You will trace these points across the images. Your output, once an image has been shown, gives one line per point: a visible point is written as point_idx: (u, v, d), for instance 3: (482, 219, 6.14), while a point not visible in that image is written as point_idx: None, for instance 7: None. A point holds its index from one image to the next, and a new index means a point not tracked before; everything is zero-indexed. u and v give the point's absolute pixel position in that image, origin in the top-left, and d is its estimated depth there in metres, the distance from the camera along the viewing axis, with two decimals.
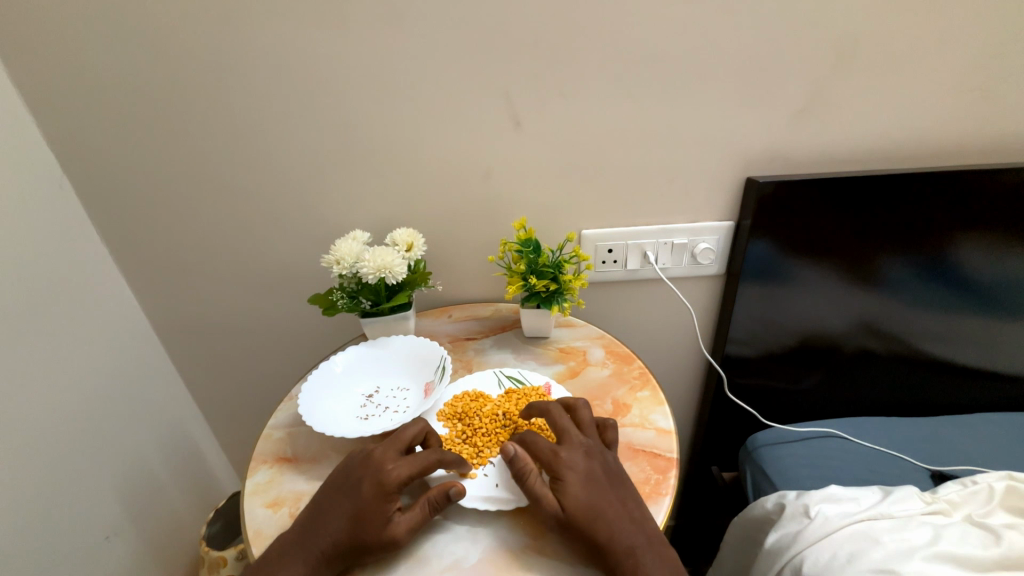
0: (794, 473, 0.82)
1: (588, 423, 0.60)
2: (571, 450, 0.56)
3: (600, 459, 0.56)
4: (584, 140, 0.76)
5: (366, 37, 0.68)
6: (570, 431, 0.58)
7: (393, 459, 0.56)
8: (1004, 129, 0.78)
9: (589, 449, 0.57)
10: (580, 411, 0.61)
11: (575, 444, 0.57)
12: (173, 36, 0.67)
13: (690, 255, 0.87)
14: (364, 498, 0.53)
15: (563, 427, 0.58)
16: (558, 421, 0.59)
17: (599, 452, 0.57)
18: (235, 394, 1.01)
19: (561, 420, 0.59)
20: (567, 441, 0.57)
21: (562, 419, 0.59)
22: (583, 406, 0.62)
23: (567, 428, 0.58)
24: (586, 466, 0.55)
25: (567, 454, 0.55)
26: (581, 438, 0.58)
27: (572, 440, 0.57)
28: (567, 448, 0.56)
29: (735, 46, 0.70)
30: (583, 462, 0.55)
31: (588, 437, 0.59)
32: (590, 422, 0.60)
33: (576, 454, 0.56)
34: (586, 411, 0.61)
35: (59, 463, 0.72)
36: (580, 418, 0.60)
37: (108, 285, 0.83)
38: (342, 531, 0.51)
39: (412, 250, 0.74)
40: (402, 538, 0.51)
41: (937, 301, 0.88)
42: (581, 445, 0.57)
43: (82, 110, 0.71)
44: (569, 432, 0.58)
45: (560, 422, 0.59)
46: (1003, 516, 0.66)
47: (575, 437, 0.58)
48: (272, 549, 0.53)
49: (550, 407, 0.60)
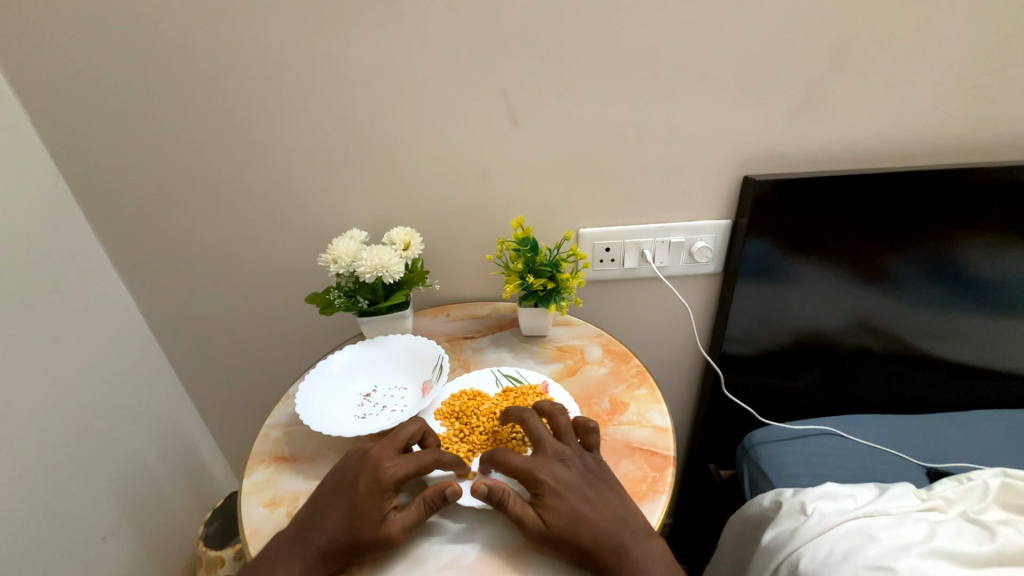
0: (791, 470, 0.82)
1: (565, 431, 0.60)
2: (547, 461, 0.56)
3: (579, 466, 0.56)
4: (583, 139, 0.76)
5: (365, 35, 0.68)
6: (545, 441, 0.57)
7: (390, 457, 0.56)
8: (1000, 128, 0.79)
9: (566, 458, 0.56)
10: (557, 419, 0.61)
11: (550, 453, 0.57)
12: (170, 36, 0.67)
13: (688, 253, 0.88)
14: (360, 497, 0.53)
15: (537, 437, 0.58)
16: (533, 432, 0.58)
17: (578, 458, 0.57)
18: (233, 394, 1.01)
19: (535, 429, 0.59)
20: (541, 451, 0.57)
21: (536, 429, 0.59)
22: (559, 413, 0.62)
23: (541, 437, 0.58)
24: (564, 475, 0.55)
25: (541, 466, 0.55)
26: (556, 446, 0.57)
27: (547, 451, 0.57)
28: (543, 459, 0.56)
29: (732, 46, 0.70)
30: (561, 471, 0.55)
31: (565, 444, 0.58)
32: (567, 429, 0.60)
33: (552, 464, 0.55)
34: (563, 418, 0.61)
35: (57, 464, 0.72)
36: (558, 425, 0.60)
37: (104, 284, 0.82)
38: (337, 530, 0.51)
39: (409, 249, 0.73)
40: (397, 537, 0.51)
41: (933, 299, 0.89)
42: (556, 453, 0.57)
43: (79, 110, 0.71)
44: (543, 442, 0.57)
45: (534, 432, 0.58)
46: (997, 513, 0.67)
47: (550, 445, 0.57)
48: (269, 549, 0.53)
49: (525, 415, 0.60)
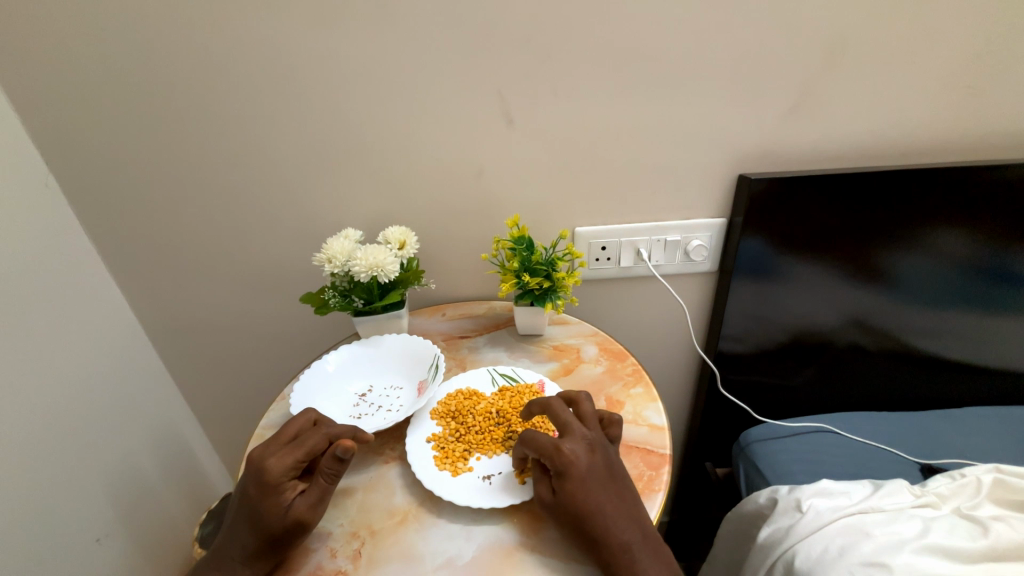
0: (787, 468, 0.83)
1: (591, 416, 0.59)
2: (573, 442, 0.55)
3: (603, 455, 0.55)
4: (577, 138, 0.76)
5: (358, 34, 0.67)
6: (572, 424, 0.57)
7: (272, 453, 0.54)
8: (990, 128, 0.79)
9: (591, 443, 0.56)
10: (582, 405, 0.60)
11: (577, 436, 0.56)
12: (161, 33, 0.66)
13: (684, 252, 0.88)
14: (254, 499, 0.52)
15: (564, 421, 0.57)
16: (560, 416, 0.58)
17: (603, 447, 0.56)
18: (228, 394, 1.01)
19: (562, 414, 0.58)
20: (569, 433, 0.56)
21: (563, 413, 0.58)
22: (586, 399, 0.61)
23: (569, 421, 0.57)
24: (588, 460, 0.54)
25: (568, 446, 0.54)
26: (582, 430, 0.57)
27: (574, 433, 0.56)
28: (569, 440, 0.55)
29: (727, 44, 0.70)
30: (585, 456, 0.54)
31: (590, 429, 0.58)
32: (593, 415, 0.60)
33: (578, 446, 0.55)
34: (589, 404, 0.60)
35: (49, 465, 0.71)
36: (582, 411, 0.60)
37: (96, 283, 0.82)
38: (246, 535, 0.51)
39: (405, 248, 0.73)
40: (307, 516, 0.52)
41: (928, 296, 0.89)
42: (583, 437, 0.56)
43: (68, 108, 0.70)
44: (570, 425, 0.57)
45: (561, 416, 0.58)
46: (990, 509, 0.67)
47: (578, 429, 0.57)
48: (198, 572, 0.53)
49: (551, 401, 0.60)
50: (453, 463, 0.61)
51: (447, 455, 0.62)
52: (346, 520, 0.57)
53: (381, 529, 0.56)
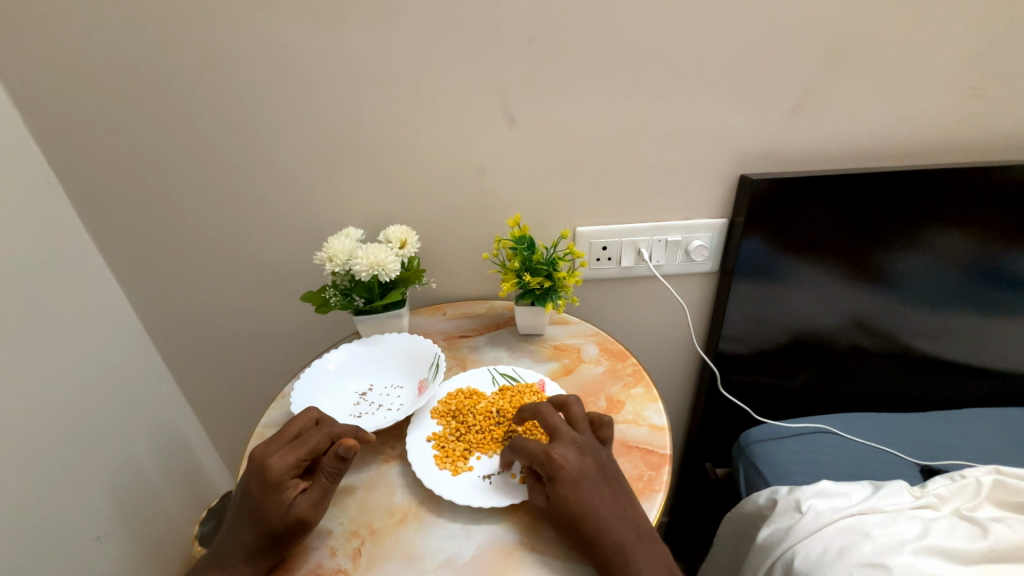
0: (786, 468, 0.83)
1: (581, 419, 0.59)
2: (564, 447, 0.55)
3: (595, 458, 0.55)
4: (579, 137, 0.76)
5: (360, 32, 0.67)
6: (562, 429, 0.57)
7: (274, 452, 0.54)
8: (992, 129, 0.79)
9: (582, 447, 0.56)
10: (572, 408, 0.60)
11: (567, 441, 0.56)
12: (163, 31, 0.66)
13: (685, 252, 0.88)
14: (254, 498, 0.52)
15: (553, 425, 0.57)
16: (549, 420, 0.58)
17: (594, 449, 0.56)
18: (228, 392, 1.01)
19: (551, 418, 0.58)
20: (558, 438, 0.56)
21: (552, 417, 0.58)
22: (575, 402, 0.61)
23: (558, 426, 0.57)
24: (579, 463, 0.54)
25: (558, 451, 0.54)
26: (573, 435, 0.57)
27: (564, 438, 0.56)
28: (559, 445, 0.55)
29: (729, 44, 0.70)
30: (576, 459, 0.54)
31: (581, 432, 0.58)
32: (583, 418, 0.60)
33: (568, 451, 0.55)
34: (579, 408, 0.60)
35: (49, 463, 0.71)
36: (573, 415, 0.60)
37: (96, 280, 0.81)
38: (247, 534, 0.51)
39: (405, 247, 0.73)
40: (308, 515, 0.52)
41: (928, 297, 0.89)
42: (573, 441, 0.56)
43: (69, 106, 0.70)
44: (560, 429, 0.57)
45: (550, 421, 0.58)
46: (990, 510, 0.68)
47: (567, 433, 0.57)
48: (198, 569, 0.53)
49: (538, 406, 0.59)
50: (453, 463, 0.61)
51: (447, 455, 0.62)
52: (347, 519, 0.57)
53: (381, 528, 0.56)
